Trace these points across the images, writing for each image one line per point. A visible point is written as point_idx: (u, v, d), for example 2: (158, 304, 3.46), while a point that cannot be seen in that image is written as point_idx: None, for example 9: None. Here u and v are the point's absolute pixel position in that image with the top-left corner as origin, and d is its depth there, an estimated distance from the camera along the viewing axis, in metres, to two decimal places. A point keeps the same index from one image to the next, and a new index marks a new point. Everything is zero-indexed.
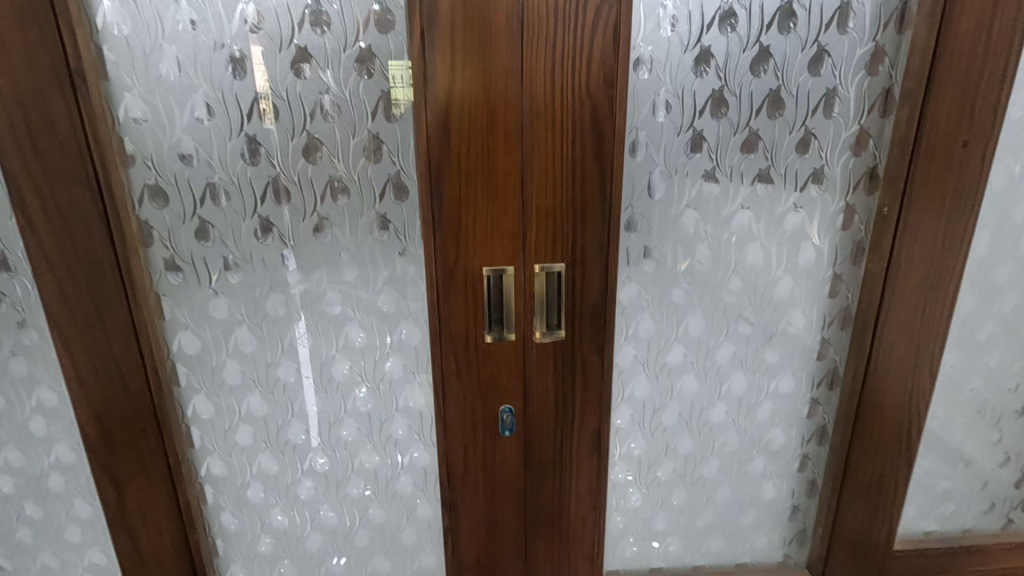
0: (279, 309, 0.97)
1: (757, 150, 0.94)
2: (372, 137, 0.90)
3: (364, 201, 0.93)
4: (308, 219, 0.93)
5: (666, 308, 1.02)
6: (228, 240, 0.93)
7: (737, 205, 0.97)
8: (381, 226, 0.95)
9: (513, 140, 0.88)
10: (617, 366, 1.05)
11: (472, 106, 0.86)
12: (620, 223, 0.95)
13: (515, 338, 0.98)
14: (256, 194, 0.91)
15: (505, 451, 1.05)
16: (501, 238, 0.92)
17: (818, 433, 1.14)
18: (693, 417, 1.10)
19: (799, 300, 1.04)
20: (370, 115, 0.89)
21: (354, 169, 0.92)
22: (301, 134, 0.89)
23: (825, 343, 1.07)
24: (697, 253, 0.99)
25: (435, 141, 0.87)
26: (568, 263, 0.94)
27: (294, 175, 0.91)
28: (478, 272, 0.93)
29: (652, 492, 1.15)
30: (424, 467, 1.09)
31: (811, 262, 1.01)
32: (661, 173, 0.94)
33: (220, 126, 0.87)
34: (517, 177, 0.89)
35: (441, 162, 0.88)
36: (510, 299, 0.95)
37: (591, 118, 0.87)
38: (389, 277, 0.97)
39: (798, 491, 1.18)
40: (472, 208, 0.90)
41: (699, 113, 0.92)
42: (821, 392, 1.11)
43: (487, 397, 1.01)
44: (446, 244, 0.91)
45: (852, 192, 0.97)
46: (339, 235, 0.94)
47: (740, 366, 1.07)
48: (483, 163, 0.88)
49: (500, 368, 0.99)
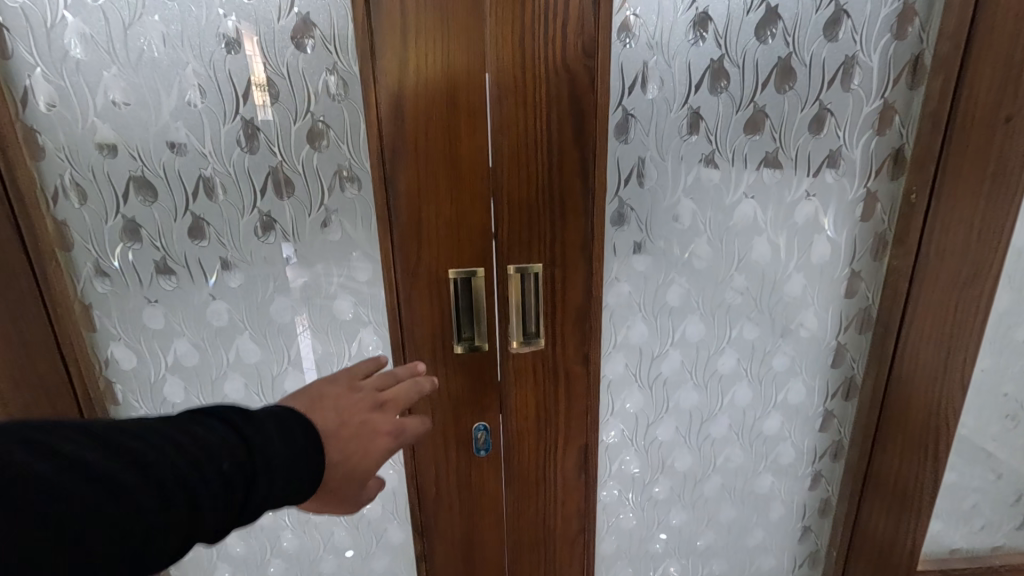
0: (222, 319, 0.87)
1: (764, 129, 0.82)
2: (317, 121, 0.78)
3: (311, 195, 0.82)
4: (248, 216, 0.82)
5: (660, 311, 0.90)
6: (158, 242, 0.82)
7: (740, 193, 0.84)
8: (332, 223, 0.83)
9: (479, 122, 0.76)
10: (606, 377, 0.93)
11: (430, 83, 0.74)
12: (606, 216, 0.83)
13: (488, 348, 0.86)
14: (187, 188, 0.80)
15: (482, 471, 0.95)
16: (469, 235, 0.80)
17: (833, 446, 1.02)
18: (692, 431, 0.99)
19: (811, 300, 0.91)
20: (313, 95, 0.77)
21: (298, 157, 0.80)
22: (234, 119, 0.77)
23: (841, 348, 0.95)
24: (694, 249, 0.87)
25: (388, 125, 0.75)
26: (546, 263, 0.83)
27: (229, 167, 0.79)
28: (444, 275, 0.82)
29: (648, 512, 1.04)
30: (392, 489, 0.99)
31: (825, 257, 0.89)
32: (653, 158, 0.82)
33: (140, 111, 0.75)
34: (485, 165, 0.78)
35: (396, 150, 0.76)
36: (481, 305, 0.84)
37: (569, 95, 0.75)
38: (344, 281, 0.86)
39: (810, 509, 1.07)
40: (434, 201, 0.78)
41: (695, 87, 0.79)
42: (836, 402, 0.99)
43: (460, 413, 0.90)
44: (406, 243, 0.80)
45: (874, 177, 0.85)
46: (285, 234, 0.83)
47: (746, 374, 0.95)
48: (445, 149, 0.76)
49: (473, 381, 0.88)
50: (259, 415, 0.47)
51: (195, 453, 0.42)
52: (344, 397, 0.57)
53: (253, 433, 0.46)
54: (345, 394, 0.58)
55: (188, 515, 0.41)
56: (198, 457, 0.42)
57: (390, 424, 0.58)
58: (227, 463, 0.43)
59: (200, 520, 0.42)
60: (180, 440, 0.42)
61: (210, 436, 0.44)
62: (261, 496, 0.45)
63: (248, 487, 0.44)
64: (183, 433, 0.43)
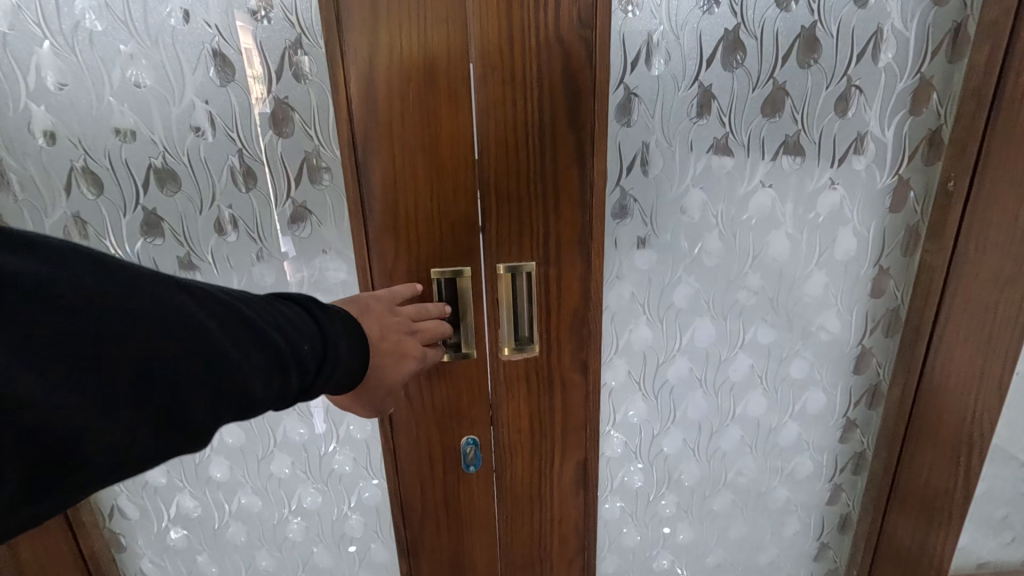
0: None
1: (784, 110, 0.72)
2: (279, 103, 0.70)
3: (276, 187, 0.73)
4: (206, 211, 0.73)
5: (667, 313, 0.81)
6: (107, 239, 0.74)
7: (756, 181, 0.75)
8: (301, 218, 0.75)
9: (462, 103, 0.67)
10: (607, 385, 0.85)
11: (404, 59, 0.65)
12: (605, 208, 0.74)
13: (476, 355, 0.78)
14: (136, 180, 0.71)
15: (471, 487, 0.87)
16: (453, 230, 0.72)
17: (855, 459, 0.94)
18: (701, 444, 0.90)
19: (834, 301, 0.82)
20: (274, 73, 0.68)
21: (259, 145, 0.71)
22: (185, 102, 0.68)
23: (866, 353, 0.86)
24: (704, 244, 0.78)
25: (359, 109, 0.66)
26: (539, 261, 0.74)
27: (182, 155, 0.71)
28: (425, 275, 0.74)
29: (653, 530, 0.97)
30: (375, 505, 0.92)
31: (850, 253, 0.80)
32: (659, 142, 0.73)
33: (80, 94, 0.67)
34: (470, 153, 0.69)
35: (368, 135, 0.67)
36: (468, 308, 0.75)
37: (563, 70, 0.66)
38: (315, 282, 0.78)
39: (829, 526, 0.99)
40: (413, 192, 0.70)
41: (706, 62, 0.70)
42: (860, 411, 0.90)
43: (445, 425, 0.82)
44: (383, 239, 0.72)
45: (907, 163, 0.75)
46: (248, 231, 0.75)
47: (761, 382, 0.87)
48: (423, 135, 0.68)
49: (459, 390, 0.80)
50: (331, 309, 0.52)
51: (289, 334, 0.46)
52: (385, 315, 0.61)
53: (328, 327, 0.50)
54: (386, 314, 0.61)
55: (275, 379, 0.44)
56: (289, 331, 0.46)
57: (417, 351, 0.62)
58: (307, 344, 0.47)
59: (281, 386, 0.45)
60: (276, 314, 0.46)
61: (297, 318, 0.47)
62: (324, 381, 0.48)
63: (319, 368, 0.48)
64: (278, 310, 0.47)
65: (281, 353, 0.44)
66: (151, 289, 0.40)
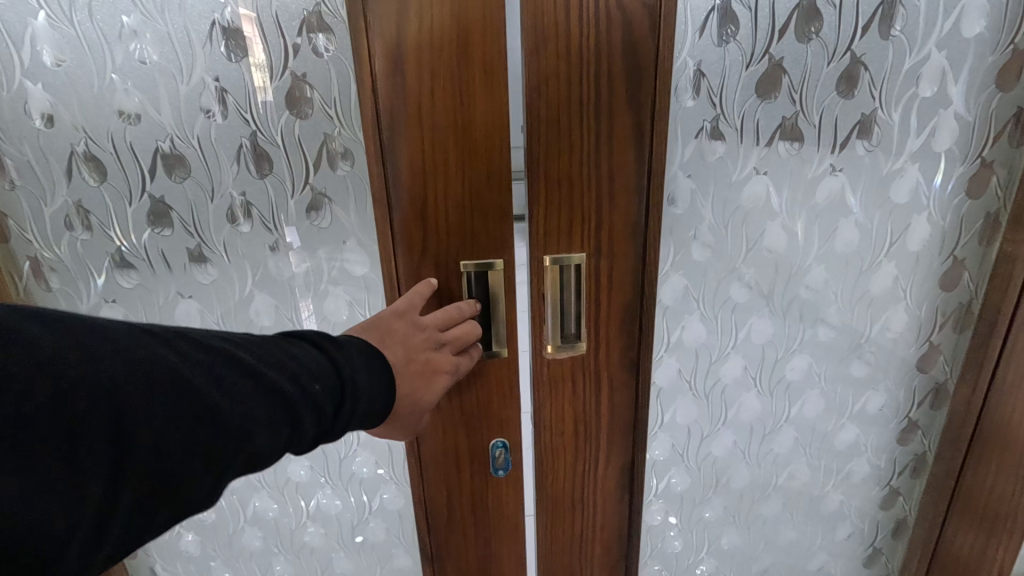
0: (192, 321, 0.73)
1: (861, 85, 0.66)
2: (298, 80, 0.63)
3: (293, 172, 0.67)
4: (218, 199, 0.67)
5: (722, 309, 0.76)
6: (112, 231, 0.68)
7: (828, 165, 0.69)
8: (317, 207, 0.69)
9: (497, 80, 0.60)
10: (655, 385, 0.79)
11: (436, 30, 0.58)
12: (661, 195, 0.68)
13: (508, 354, 0.72)
14: (142, 167, 0.65)
15: (500, 494, 0.81)
16: (484, 220, 0.66)
17: (914, 462, 0.88)
18: (753, 446, 0.85)
19: (904, 296, 0.77)
20: (291, 49, 0.62)
21: (275, 126, 0.65)
22: (194, 79, 0.62)
23: (933, 350, 0.80)
24: (766, 235, 0.72)
25: (385, 86, 0.59)
26: (588, 253, 0.68)
27: (191, 140, 0.64)
28: (455, 269, 0.67)
29: (697, 536, 0.92)
30: (398, 511, 0.87)
31: (922, 242, 0.74)
32: (720, 122, 0.67)
33: (78, 71, 0.60)
34: (505, 135, 0.63)
35: (395, 116, 0.60)
36: (500, 302, 0.69)
37: (616, 41, 0.60)
38: (336, 275, 0.72)
39: (883, 531, 0.94)
40: (442, 179, 0.63)
41: (779, 33, 0.63)
42: (923, 412, 0.85)
43: (473, 429, 0.76)
44: (409, 231, 0.65)
45: (991, 145, 0.69)
46: (263, 221, 0.69)
47: (819, 382, 0.81)
48: (455, 115, 0.61)
49: (490, 392, 0.74)
50: (346, 342, 0.47)
51: (297, 374, 0.41)
52: (409, 334, 0.54)
53: (344, 362, 0.45)
54: (410, 330, 0.54)
55: (284, 427, 0.40)
56: (298, 373, 0.41)
57: (450, 365, 0.57)
58: (320, 384, 0.42)
59: (293, 433, 0.41)
60: (281, 355, 0.42)
61: (306, 356, 0.43)
62: (344, 421, 0.44)
63: (337, 408, 0.43)
64: (282, 351, 0.42)
65: (289, 400, 0.40)
66: (120, 344, 0.35)
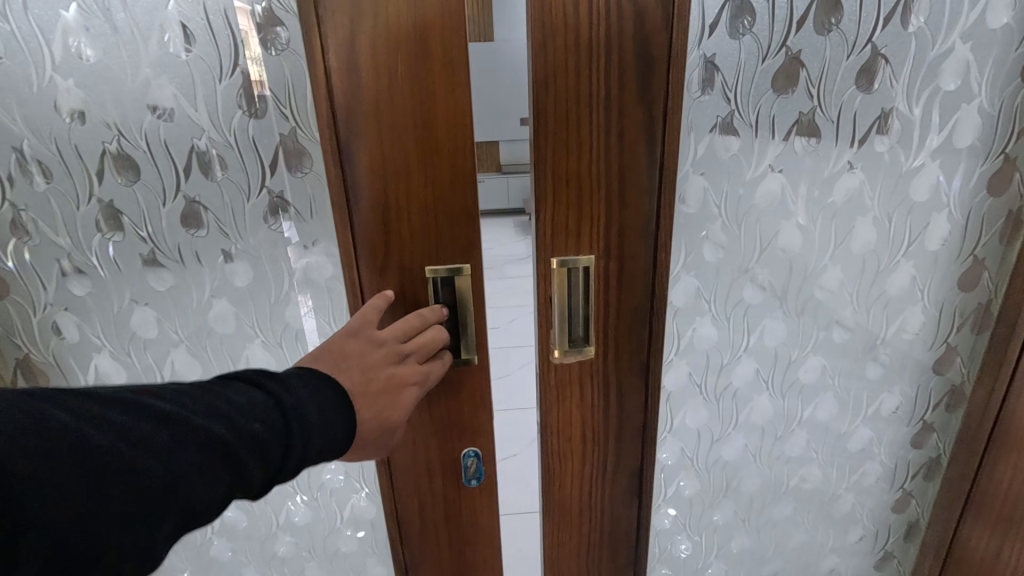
0: (149, 329, 0.69)
1: (881, 79, 0.63)
2: (249, 77, 0.60)
3: (249, 175, 0.64)
4: (171, 202, 0.64)
5: (734, 312, 0.73)
6: (60, 237, 0.64)
7: (844, 162, 0.67)
8: (276, 211, 0.66)
9: (459, 78, 0.58)
10: (665, 389, 0.77)
11: (393, 25, 0.55)
12: (649, 197, 0.64)
13: (478, 361, 0.69)
14: (89, 169, 0.61)
15: (474, 504, 0.79)
16: (448, 223, 0.63)
17: (928, 464, 0.86)
18: (764, 449, 0.84)
19: (921, 296, 0.75)
20: (241, 43, 0.59)
21: (227, 124, 0.61)
22: (139, 76, 0.58)
23: (949, 351, 0.78)
24: (780, 235, 0.70)
25: (341, 84, 0.57)
26: (597, 254, 0.66)
27: (140, 140, 0.61)
28: (419, 274, 0.65)
29: (707, 540, 0.90)
30: (370, 519, 0.85)
31: (941, 241, 0.71)
32: (733, 118, 0.64)
33: (15, 68, 0.56)
34: (468, 136, 0.60)
35: (352, 115, 0.58)
36: (468, 309, 0.66)
37: (591, 34, 0.57)
38: (297, 280, 0.69)
39: (895, 533, 0.92)
40: (403, 180, 0.61)
41: (797, 24, 0.61)
42: (937, 414, 0.83)
43: (446, 438, 0.74)
44: (371, 234, 0.62)
45: (1016, 140, 0.66)
46: (219, 225, 0.66)
47: (833, 384, 0.79)
48: (415, 115, 0.58)
49: (462, 401, 0.72)
50: (288, 377, 0.44)
51: (233, 416, 0.38)
52: (366, 352, 0.52)
53: (289, 397, 0.42)
54: (367, 347, 0.52)
55: (223, 475, 0.37)
56: (232, 416, 0.38)
57: (416, 377, 0.55)
58: (260, 424, 0.39)
59: (234, 480, 0.38)
60: (212, 399, 0.39)
61: (243, 397, 0.40)
62: (298, 459, 0.41)
63: (285, 446, 0.40)
64: (214, 395, 0.39)
65: (224, 445, 0.37)
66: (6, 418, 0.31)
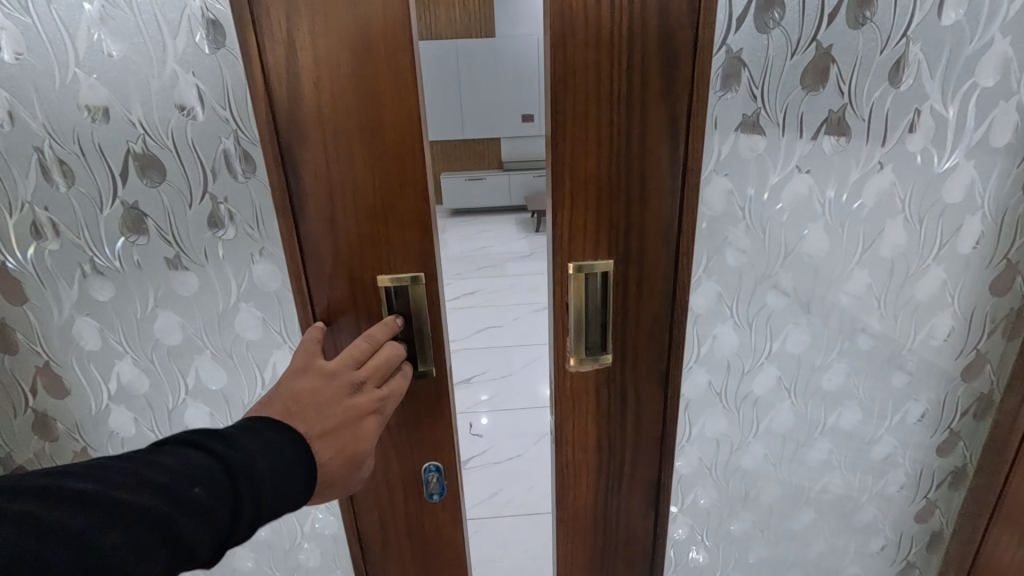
0: (92, 342, 0.66)
1: (915, 75, 0.60)
2: (183, 78, 0.56)
3: (190, 180, 0.60)
4: (108, 209, 0.60)
5: (756, 319, 0.71)
6: None
7: (875, 162, 0.64)
8: (222, 218, 0.62)
9: (404, 76, 0.54)
10: (684, 398, 0.75)
11: (331, 22, 0.51)
12: (631, 202, 0.61)
13: (437, 373, 0.66)
14: (20, 173, 0.58)
15: (437, 518, 0.76)
16: (397, 228, 0.60)
17: (954, 474, 0.83)
18: (785, 459, 0.81)
19: (952, 302, 0.72)
20: (171, 41, 0.55)
21: (163, 127, 0.58)
22: (67, 76, 0.55)
23: (979, 357, 0.75)
24: (806, 240, 0.67)
25: (280, 85, 0.53)
26: (616, 260, 0.63)
27: (72, 143, 0.57)
28: (371, 283, 0.62)
29: (724, 550, 0.88)
30: (332, 535, 0.81)
31: (973, 245, 0.69)
32: (760, 117, 0.61)
33: None
34: (417, 137, 0.56)
35: (293, 117, 0.55)
36: (426, 318, 0.63)
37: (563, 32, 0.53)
38: (245, 290, 0.65)
39: (918, 543, 0.89)
40: (348, 185, 0.58)
41: (828, 18, 0.58)
42: (965, 421, 0.80)
43: (403, 451, 0.71)
44: (318, 241, 0.60)
45: None
46: (161, 232, 0.62)
47: (857, 392, 0.77)
48: (359, 116, 0.55)
49: (419, 413, 0.69)
50: (230, 433, 0.41)
51: (169, 486, 0.36)
52: (318, 389, 0.49)
53: (231, 451, 0.40)
54: (318, 384, 0.50)
55: (165, 551, 0.35)
56: (166, 484, 0.36)
57: (375, 404, 0.53)
58: (200, 487, 0.37)
59: (180, 553, 0.35)
60: (141, 469, 0.36)
61: (178, 462, 0.37)
62: (249, 519, 0.39)
63: (233, 508, 0.38)
64: (142, 465, 0.36)
65: (161, 519, 0.35)
66: None
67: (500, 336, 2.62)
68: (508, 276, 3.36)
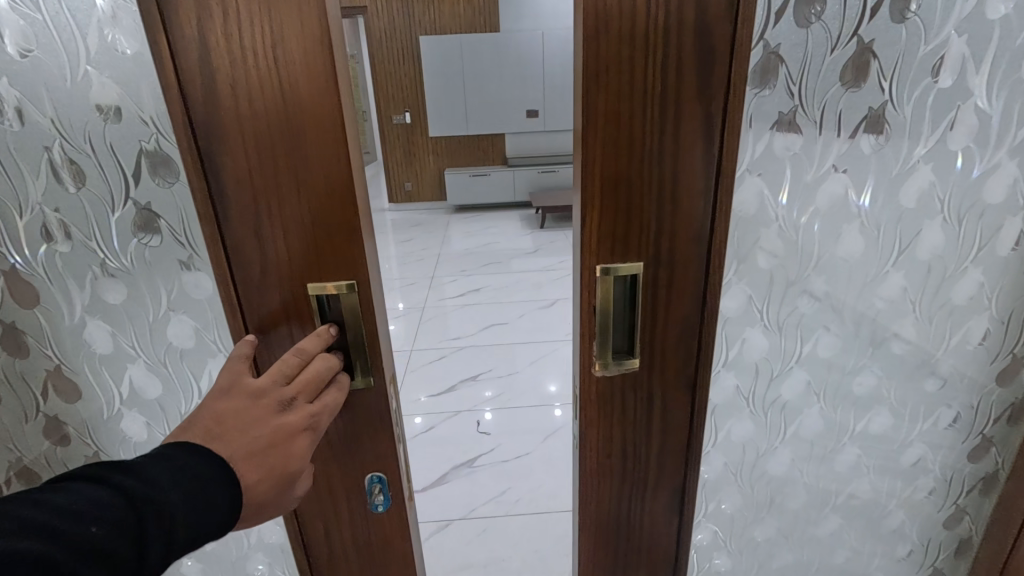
0: (21, 351, 0.63)
1: (959, 72, 0.58)
2: (96, 79, 0.53)
3: (110, 185, 0.58)
4: (27, 215, 0.58)
5: (787, 322, 0.69)
6: None
7: (917, 157, 0.61)
8: (147, 224, 0.59)
9: (320, 73, 0.50)
10: (711, 403, 0.73)
11: (245, 22, 0.48)
12: (627, 202, 0.58)
13: (369, 383, 0.63)
14: None
15: (386, 531, 0.74)
16: (322, 233, 0.57)
17: (985, 480, 0.81)
18: (812, 463, 0.79)
19: (990, 304, 0.70)
20: (82, 41, 0.52)
21: (80, 130, 0.55)
22: None
23: (1017, 362, 0.73)
24: (841, 240, 0.65)
25: (193, 86, 0.50)
26: (645, 263, 0.61)
27: None
28: (302, 290, 0.59)
29: (748, 558, 0.87)
30: (280, 546, 0.80)
31: (1013, 247, 0.66)
32: (796, 115, 0.59)
33: None
34: (339, 137, 0.53)
35: (210, 120, 0.52)
36: (365, 325, 0.61)
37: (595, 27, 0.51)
38: (175, 298, 0.63)
39: (945, 549, 0.88)
40: (269, 189, 0.55)
41: (872, 11, 0.55)
42: (998, 427, 0.78)
43: (342, 464, 0.69)
44: (244, 247, 0.57)
45: None
46: (84, 239, 0.59)
47: (888, 396, 0.75)
48: (277, 116, 0.52)
49: (361, 424, 0.67)
50: (138, 464, 0.40)
51: (67, 526, 0.34)
52: (244, 409, 0.47)
53: (139, 486, 0.38)
54: (244, 404, 0.48)
55: None
56: (58, 525, 0.34)
57: (308, 420, 0.51)
58: (100, 526, 0.35)
59: None
60: (32, 511, 0.34)
61: (77, 500, 0.35)
62: (158, 554, 0.37)
63: (139, 547, 0.36)
64: (33, 507, 0.34)
65: (51, 564, 0.32)
66: None
67: (506, 334, 2.60)
68: (512, 273, 3.34)
